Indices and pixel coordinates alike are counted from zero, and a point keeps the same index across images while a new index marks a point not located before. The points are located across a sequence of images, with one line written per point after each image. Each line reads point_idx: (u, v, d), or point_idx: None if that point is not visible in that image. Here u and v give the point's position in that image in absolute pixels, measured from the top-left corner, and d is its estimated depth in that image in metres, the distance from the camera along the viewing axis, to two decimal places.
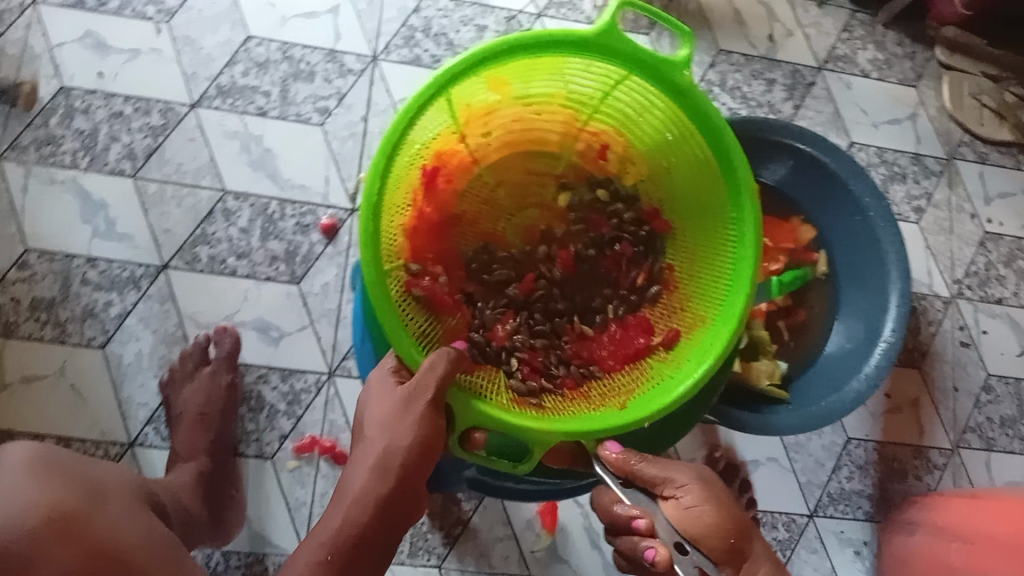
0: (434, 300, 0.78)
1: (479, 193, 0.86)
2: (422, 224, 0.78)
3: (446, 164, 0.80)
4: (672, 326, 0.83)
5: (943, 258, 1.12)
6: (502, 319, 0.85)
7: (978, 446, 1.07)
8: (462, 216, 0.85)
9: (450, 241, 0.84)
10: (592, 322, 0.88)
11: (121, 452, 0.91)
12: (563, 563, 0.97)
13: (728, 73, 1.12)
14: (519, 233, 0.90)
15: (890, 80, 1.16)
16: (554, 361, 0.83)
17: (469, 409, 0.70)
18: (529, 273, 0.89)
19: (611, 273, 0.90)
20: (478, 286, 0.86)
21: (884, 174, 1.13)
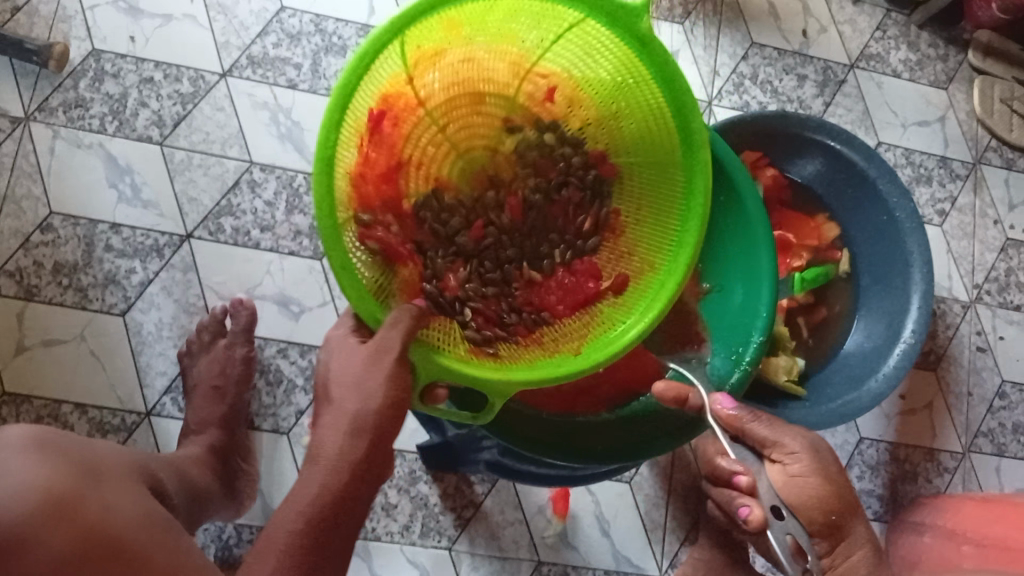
0: (393, 252, 0.67)
1: (420, 128, 0.72)
2: (377, 170, 0.68)
3: (393, 108, 0.68)
4: (619, 270, 0.75)
5: (964, 263, 1.12)
6: (455, 267, 0.75)
7: (989, 451, 1.07)
8: (406, 164, 0.73)
9: (399, 190, 0.72)
10: (541, 269, 0.78)
11: (138, 421, 0.91)
12: (573, 549, 0.97)
13: (760, 67, 1.11)
14: (463, 180, 0.79)
15: (921, 81, 1.16)
16: (506, 309, 0.73)
17: (433, 363, 0.63)
18: (478, 220, 0.78)
19: (559, 220, 0.80)
20: (428, 234, 0.74)
21: (910, 176, 1.13)
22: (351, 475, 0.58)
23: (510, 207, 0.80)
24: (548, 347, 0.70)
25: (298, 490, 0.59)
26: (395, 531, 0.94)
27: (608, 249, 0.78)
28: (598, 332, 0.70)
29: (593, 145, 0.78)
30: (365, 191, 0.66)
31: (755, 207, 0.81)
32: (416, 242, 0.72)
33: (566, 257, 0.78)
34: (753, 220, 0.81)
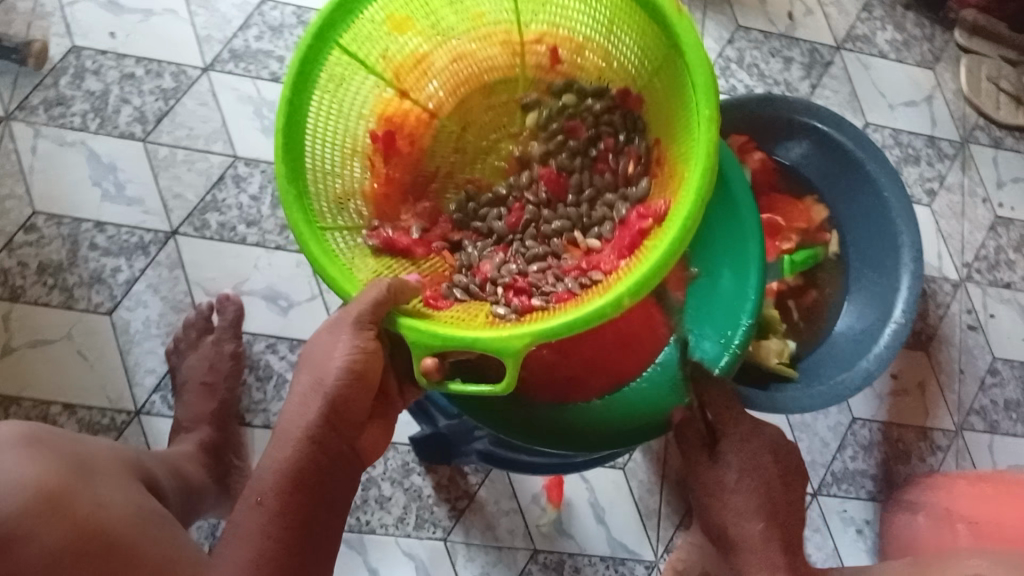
0: (413, 250, 0.75)
1: (436, 134, 0.81)
2: (396, 179, 0.77)
3: (396, 120, 0.77)
4: (663, 198, 0.68)
5: (953, 242, 1.11)
6: (499, 250, 0.79)
7: (982, 429, 1.07)
8: (436, 173, 0.81)
9: (428, 196, 0.81)
10: (596, 236, 0.77)
11: (128, 420, 0.90)
12: (569, 538, 0.97)
13: (746, 50, 1.11)
14: (500, 172, 0.84)
15: (907, 61, 1.16)
16: (549, 280, 0.73)
17: (429, 338, 0.62)
18: (517, 203, 0.81)
19: (607, 181, 0.79)
20: (470, 232, 0.80)
21: (899, 156, 1.12)
22: (311, 443, 0.58)
23: (546, 181, 0.81)
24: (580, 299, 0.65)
25: (259, 472, 0.58)
26: (389, 523, 0.94)
27: (659, 182, 0.72)
28: (637, 262, 0.64)
29: (616, 86, 0.77)
30: (384, 199, 0.76)
31: (742, 191, 0.81)
32: (455, 239, 0.79)
33: (622, 213, 0.75)
34: (740, 203, 0.81)
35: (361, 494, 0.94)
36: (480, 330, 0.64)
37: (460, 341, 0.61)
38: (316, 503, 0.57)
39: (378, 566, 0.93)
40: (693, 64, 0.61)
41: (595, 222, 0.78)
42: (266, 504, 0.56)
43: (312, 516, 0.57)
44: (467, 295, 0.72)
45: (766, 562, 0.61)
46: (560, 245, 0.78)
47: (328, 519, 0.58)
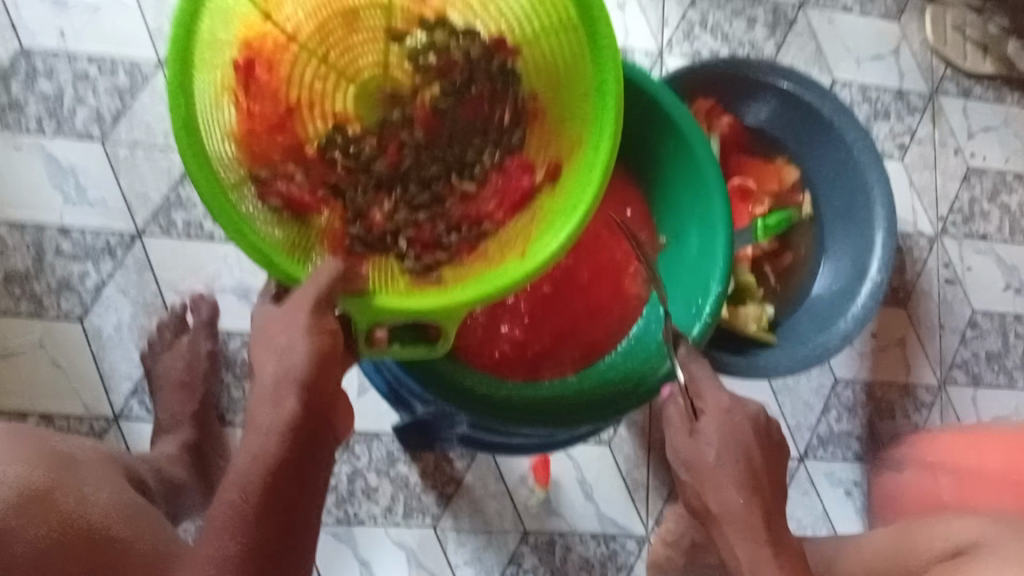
0: (299, 204, 0.66)
1: (297, 64, 0.69)
2: (268, 120, 0.66)
3: (258, 51, 0.65)
4: (552, 155, 0.71)
5: (927, 196, 1.11)
6: (377, 199, 0.72)
7: (964, 382, 1.08)
8: (300, 106, 0.70)
9: (298, 134, 0.69)
10: (474, 177, 0.74)
11: (107, 427, 0.89)
12: (558, 516, 0.97)
13: (710, 12, 1.09)
14: (368, 106, 0.74)
15: (873, 14, 1.14)
16: (444, 229, 0.71)
17: (380, 308, 0.62)
18: (390, 142, 0.75)
19: (476, 122, 0.75)
20: (341, 174, 0.71)
21: (868, 112, 1.12)
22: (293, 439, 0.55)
23: (416, 119, 0.75)
24: (493, 256, 0.69)
25: (235, 470, 0.55)
26: (377, 514, 0.93)
27: (534, 133, 0.74)
28: (545, 214, 0.69)
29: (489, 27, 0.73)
30: (259, 145, 0.65)
31: (704, 154, 0.75)
32: (333, 184, 0.70)
33: (498, 158, 0.74)
34: (703, 167, 0.75)
35: (347, 487, 0.93)
36: (411, 293, 0.65)
37: (412, 308, 0.62)
38: (298, 501, 0.55)
39: (369, 558, 0.92)
40: (603, 38, 0.64)
41: (474, 165, 0.74)
42: (246, 507, 0.53)
43: (296, 514, 0.55)
44: (365, 249, 0.68)
45: (754, 535, 0.62)
46: (442, 187, 0.74)
47: (310, 516, 0.56)
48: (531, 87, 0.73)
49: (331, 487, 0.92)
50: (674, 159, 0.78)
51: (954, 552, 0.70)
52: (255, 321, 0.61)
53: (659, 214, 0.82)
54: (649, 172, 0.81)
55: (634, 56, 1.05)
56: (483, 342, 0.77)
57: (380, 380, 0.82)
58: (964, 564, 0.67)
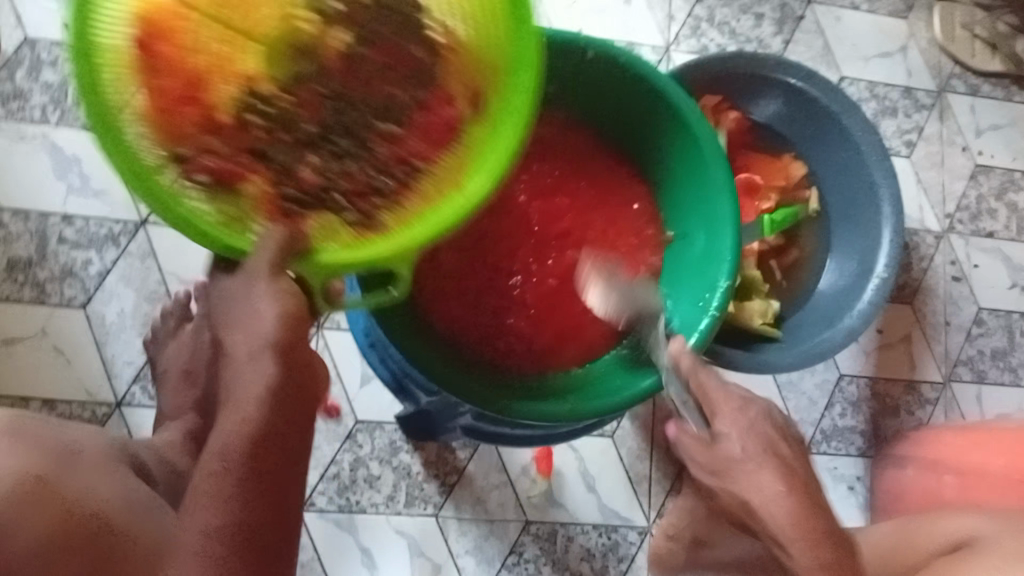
0: (229, 176, 0.56)
1: (193, 29, 0.56)
2: (174, 93, 0.55)
3: (156, 20, 0.54)
4: (471, 83, 0.61)
5: (933, 193, 1.11)
6: (304, 158, 0.59)
7: (969, 379, 1.07)
8: (204, 77, 0.56)
9: (205, 105, 0.56)
10: (397, 118, 0.60)
11: (109, 413, 0.90)
12: (560, 507, 0.97)
13: (716, 9, 1.08)
14: (275, 65, 0.58)
15: (880, 12, 1.14)
16: (376, 174, 0.59)
17: (332, 261, 0.55)
18: (297, 92, 0.59)
19: (390, 63, 0.60)
20: (260, 135, 0.57)
21: (875, 109, 1.11)
22: (276, 404, 0.53)
23: (331, 70, 0.60)
24: (431, 197, 0.58)
25: (217, 436, 0.53)
26: (379, 502, 0.93)
27: (450, 68, 0.61)
28: (477, 147, 0.59)
29: None
30: (171, 120, 0.54)
31: (710, 146, 0.72)
32: (255, 148, 0.57)
33: (421, 96, 0.61)
34: (710, 159, 0.73)
35: (350, 475, 0.93)
36: (354, 242, 0.57)
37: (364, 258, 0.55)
38: (285, 465, 0.54)
39: (370, 545, 0.93)
40: None
41: (392, 108, 0.60)
42: (231, 473, 0.52)
43: (280, 477, 0.53)
44: (300, 209, 0.57)
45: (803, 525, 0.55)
46: (369, 135, 0.60)
47: (294, 481, 0.55)
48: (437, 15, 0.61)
49: (333, 474, 0.93)
50: (678, 153, 0.75)
51: (952, 541, 0.71)
52: (216, 300, 0.56)
53: (665, 209, 0.80)
54: (654, 166, 0.79)
55: (640, 51, 1.04)
56: (484, 335, 0.76)
57: (383, 370, 0.82)
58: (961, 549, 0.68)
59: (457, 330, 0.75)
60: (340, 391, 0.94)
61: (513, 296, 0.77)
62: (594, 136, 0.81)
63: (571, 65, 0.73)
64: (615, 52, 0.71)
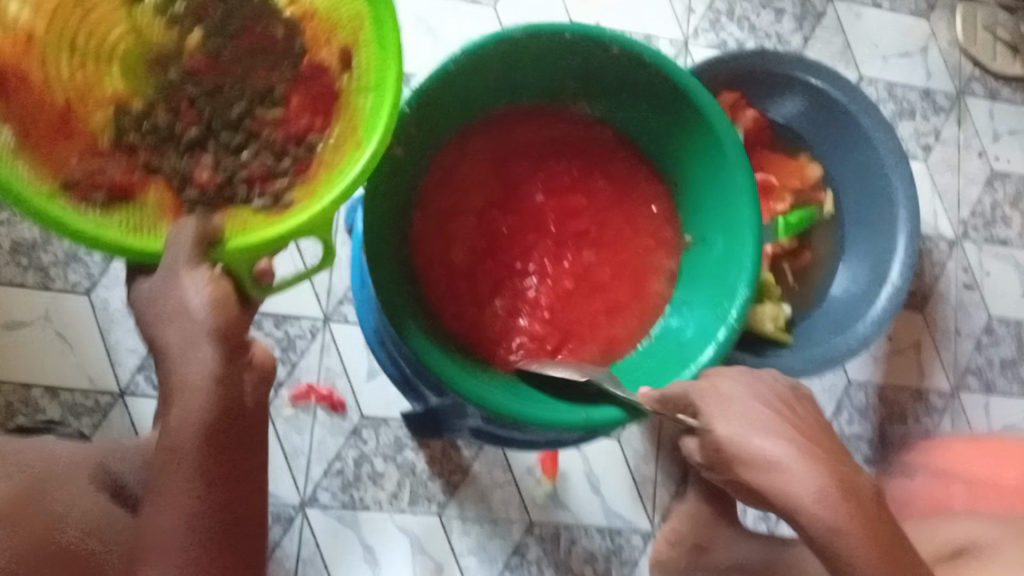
0: (124, 190, 0.55)
1: (42, 57, 0.56)
2: (48, 128, 0.55)
3: (5, 63, 0.54)
4: (337, 43, 0.60)
5: (948, 198, 1.09)
6: (196, 160, 0.58)
7: (977, 388, 1.07)
8: (71, 106, 0.56)
9: (82, 132, 0.56)
10: (276, 100, 0.60)
11: (111, 402, 0.88)
12: (564, 508, 0.96)
13: (737, 2, 1.06)
14: (135, 78, 0.59)
15: (901, 11, 1.12)
16: (273, 158, 0.59)
17: (239, 246, 0.54)
18: (174, 101, 0.60)
19: (255, 49, 0.61)
20: (146, 150, 0.58)
21: (893, 110, 1.09)
22: (228, 392, 0.52)
23: (198, 69, 0.60)
24: (332, 161, 0.59)
25: (170, 426, 0.51)
26: (383, 500, 0.93)
27: (310, 34, 0.61)
28: (360, 109, 0.59)
29: None
30: (46, 152, 0.54)
31: (733, 152, 0.70)
32: (146, 163, 0.57)
33: (291, 72, 0.60)
34: (732, 167, 0.70)
35: (354, 471, 0.92)
36: (265, 219, 0.57)
37: (274, 236, 0.54)
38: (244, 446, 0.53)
39: (373, 542, 0.92)
40: None
41: (269, 94, 0.60)
42: (189, 467, 0.50)
43: (240, 457, 0.53)
44: (207, 209, 0.57)
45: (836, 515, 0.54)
46: (256, 123, 0.60)
47: (252, 458, 0.54)
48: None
49: (337, 470, 0.92)
50: (700, 156, 0.73)
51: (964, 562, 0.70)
52: (138, 313, 0.55)
53: (684, 211, 0.78)
54: (674, 167, 0.77)
55: (658, 44, 1.01)
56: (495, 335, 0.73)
57: (391, 367, 0.81)
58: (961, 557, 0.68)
59: (468, 329, 0.72)
60: (346, 386, 0.93)
61: (528, 297, 0.75)
62: (615, 133, 0.79)
63: (584, 65, 0.71)
64: (637, 49, 0.68)
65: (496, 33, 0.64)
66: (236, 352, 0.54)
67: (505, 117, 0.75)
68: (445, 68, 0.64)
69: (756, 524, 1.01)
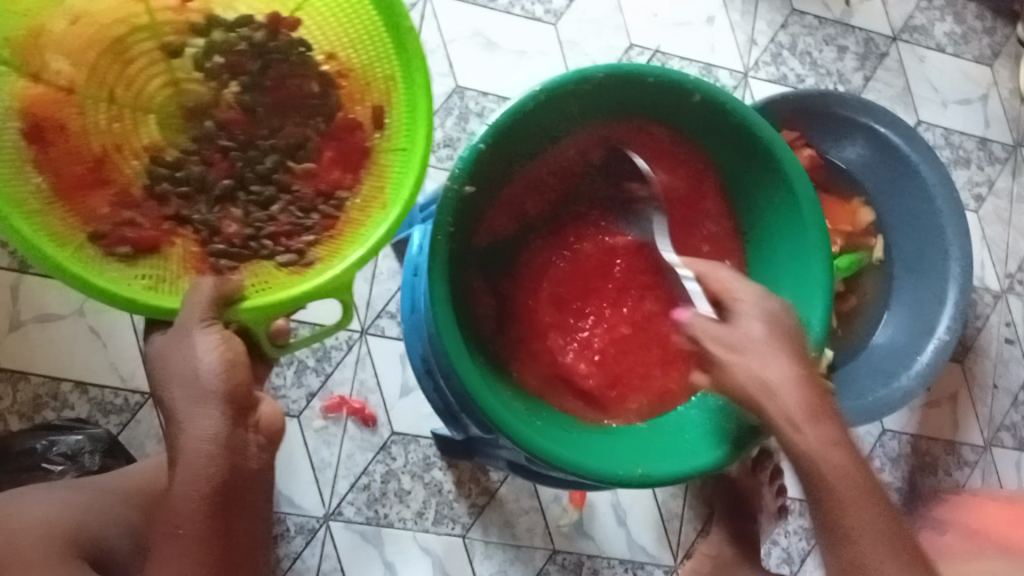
0: (151, 244, 0.60)
1: (81, 108, 0.61)
2: (83, 180, 0.59)
3: (42, 113, 0.59)
4: (370, 102, 0.66)
5: (997, 251, 1.08)
6: (225, 212, 0.64)
7: (1010, 444, 1.06)
8: (107, 152, 0.62)
9: (116, 179, 0.61)
10: (310, 156, 0.66)
11: (141, 402, 0.84)
12: (588, 539, 0.95)
13: (800, 37, 1.03)
14: (169, 130, 0.65)
15: (965, 56, 1.10)
16: (299, 214, 0.65)
17: (260, 306, 0.58)
18: (212, 154, 0.65)
19: (289, 103, 0.67)
20: (178, 202, 0.63)
21: (948, 158, 1.07)
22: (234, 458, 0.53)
23: (230, 123, 0.66)
24: (357, 219, 0.64)
25: (171, 493, 0.51)
26: (407, 518, 0.91)
27: (346, 91, 0.67)
28: (389, 173, 0.64)
29: (262, 14, 0.66)
30: (77, 203, 0.58)
31: (810, 207, 0.70)
32: (177, 213, 0.63)
33: (326, 127, 0.66)
34: (806, 218, 0.70)
35: (380, 487, 0.90)
36: (292, 281, 0.61)
37: (291, 298, 0.58)
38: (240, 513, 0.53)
39: (394, 560, 0.90)
40: None
41: (303, 146, 0.66)
42: (188, 534, 0.50)
43: (236, 523, 0.53)
44: (234, 262, 0.62)
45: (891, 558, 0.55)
46: (287, 177, 0.66)
47: (249, 525, 0.54)
48: (326, 50, 0.66)
49: (364, 485, 0.90)
50: (778, 209, 0.72)
51: None
52: (149, 364, 0.57)
53: (751, 264, 0.76)
54: (742, 217, 0.76)
55: (717, 74, 1.00)
56: (545, 377, 0.71)
57: (435, 397, 0.81)
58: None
59: (519, 364, 0.71)
60: (379, 401, 0.91)
61: (578, 337, 0.73)
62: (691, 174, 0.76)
63: (663, 107, 0.71)
64: (722, 96, 0.68)
65: (580, 70, 0.65)
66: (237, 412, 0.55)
67: (584, 148, 0.73)
68: (525, 104, 0.64)
69: (779, 567, 0.99)
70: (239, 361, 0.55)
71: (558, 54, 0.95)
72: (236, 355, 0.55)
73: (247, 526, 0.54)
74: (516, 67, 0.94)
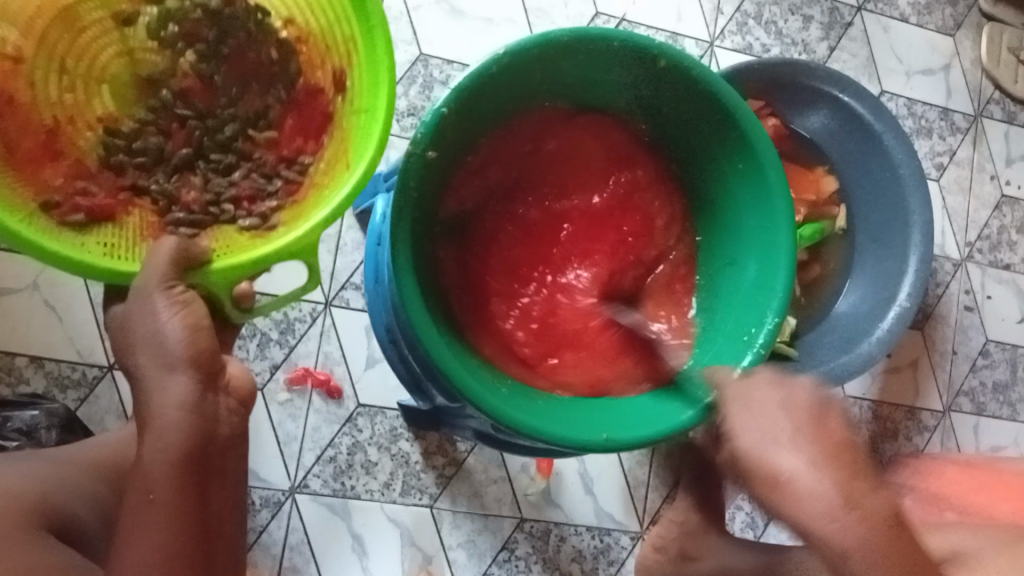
0: (104, 211, 0.58)
1: (29, 79, 0.59)
2: (35, 151, 0.58)
3: None
4: (331, 66, 0.64)
5: (958, 220, 1.09)
6: (184, 181, 0.63)
7: (968, 410, 1.07)
8: (59, 125, 0.59)
9: (68, 152, 0.59)
10: (272, 124, 0.64)
11: (100, 376, 0.83)
12: (556, 507, 0.96)
13: (766, 6, 1.03)
14: (124, 102, 0.63)
15: (928, 26, 1.11)
16: (261, 179, 0.63)
17: (220, 268, 0.56)
18: (171, 125, 0.63)
19: (251, 72, 0.65)
20: (134, 174, 0.61)
21: (912, 127, 1.08)
22: (196, 430, 0.52)
23: (189, 91, 0.64)
24: (320, 183, 0.62)
25: (141, 460, 0.51)
26: (375, 489, 0.90)
27: (305, 57, 0.65)
28: (351, 135, 0.63)
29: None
30: (30, 172, 0.57)
31: (776, 176, 0.70)
32: (134, 184, 0.61)
33: (287, 95, 0.64)
34: (773, 188, 0.70)
35: (347, 459, 0.90)
36: (258, 244, 0.59)
37: (254, 260, 0.57)
38: (215, 475, 0.53)
39: (362, 531, 0.89)
40: None
41: (263, 116, 0.64)
42: (160, 502, 0.50)
43: (210, 490, 0.53)
44: (194, 229, 0.61)
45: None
46: (249, 146, 0.64)
47: (220, 495, 0.54)
48: (284, 16, 0.65)
49: (330, 457, 0.89)
50: (741, 178, 0.72)
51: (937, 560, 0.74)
52: (113, 332, 0.56)
53: (717, 234, 0.76)
54: (709, 186, 0.76)
55: (683, 43, 0.99)
56: (514, 346, 0.71)
57: (400, 366, 0.81)
58: (952, 566, 0.71)
59: (490, 335, 0.70)
60: (344, 372, 0.91)
61: (519, 304, 0.73)
62: (648, 146, 0.77)
63: (627, 77, 0.70)
64: (688, 62, 0.67)
65: (544, 33, 0.64)
66: (207, 376, 0.54)
67: (551, 116, 0.73)
68: (489, 68, 0.63)
69: (743, 531, 1.00)
70: (202, 326, 0.54)
71: (524, 21, 0.95)
72: (198, 324, 0.54)
73: (218, 489, 0.54)
74: (482, 34, 0.93)
